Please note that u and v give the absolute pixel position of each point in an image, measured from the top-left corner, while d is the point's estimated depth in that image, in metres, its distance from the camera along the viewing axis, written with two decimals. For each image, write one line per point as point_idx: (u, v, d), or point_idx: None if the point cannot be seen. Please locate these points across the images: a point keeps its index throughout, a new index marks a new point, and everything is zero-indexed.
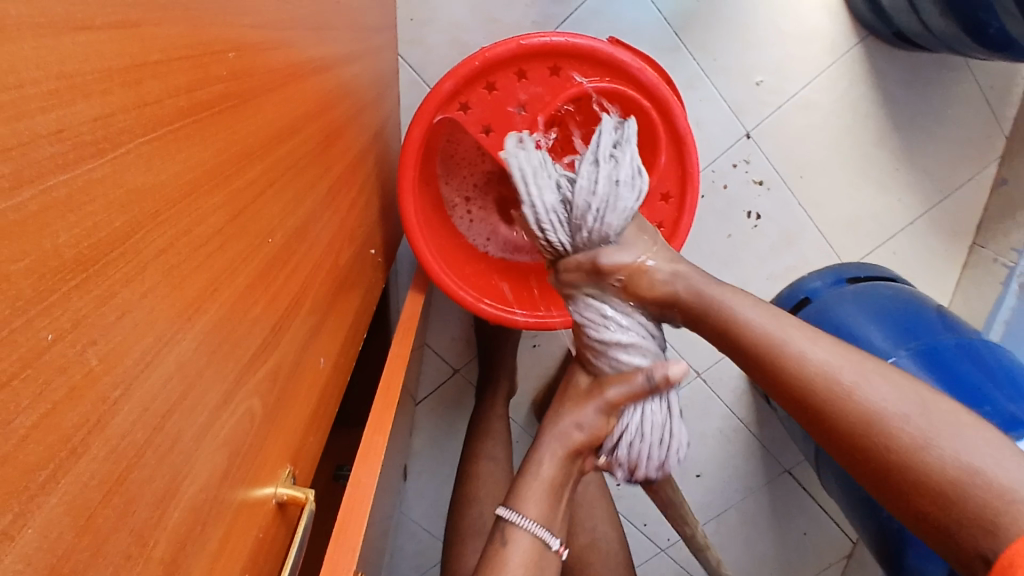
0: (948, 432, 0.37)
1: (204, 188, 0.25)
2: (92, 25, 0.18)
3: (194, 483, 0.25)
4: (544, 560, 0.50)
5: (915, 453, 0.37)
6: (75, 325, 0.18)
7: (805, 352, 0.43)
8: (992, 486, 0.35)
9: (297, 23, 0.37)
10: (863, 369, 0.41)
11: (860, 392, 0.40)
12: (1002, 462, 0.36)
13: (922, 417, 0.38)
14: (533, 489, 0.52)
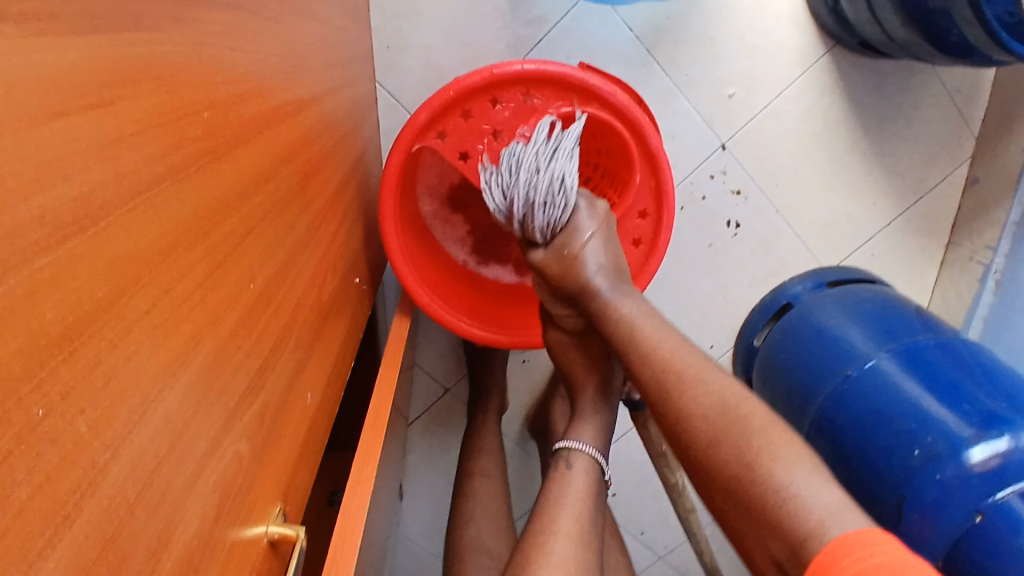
0: (749, 430, 0.43)
1: (183, 244, 0.27)
2: (67, 111, 0.19)
3: (187, 531, 0.26)
4: (598, 487, 0.56)
5: (711, 449, 0.44)
6: (65, 396, 0.19)
7: (660, 355, 0.49)
8: (777, 477, 0.40)
9: (270, 73, 0.38)
10: (700, 367, 0.47)
11: (694, 386, 0.46)
12: (795, 477, 0.40)
13: (721, 420, 0.44)
14: (585, 424, 0.59)
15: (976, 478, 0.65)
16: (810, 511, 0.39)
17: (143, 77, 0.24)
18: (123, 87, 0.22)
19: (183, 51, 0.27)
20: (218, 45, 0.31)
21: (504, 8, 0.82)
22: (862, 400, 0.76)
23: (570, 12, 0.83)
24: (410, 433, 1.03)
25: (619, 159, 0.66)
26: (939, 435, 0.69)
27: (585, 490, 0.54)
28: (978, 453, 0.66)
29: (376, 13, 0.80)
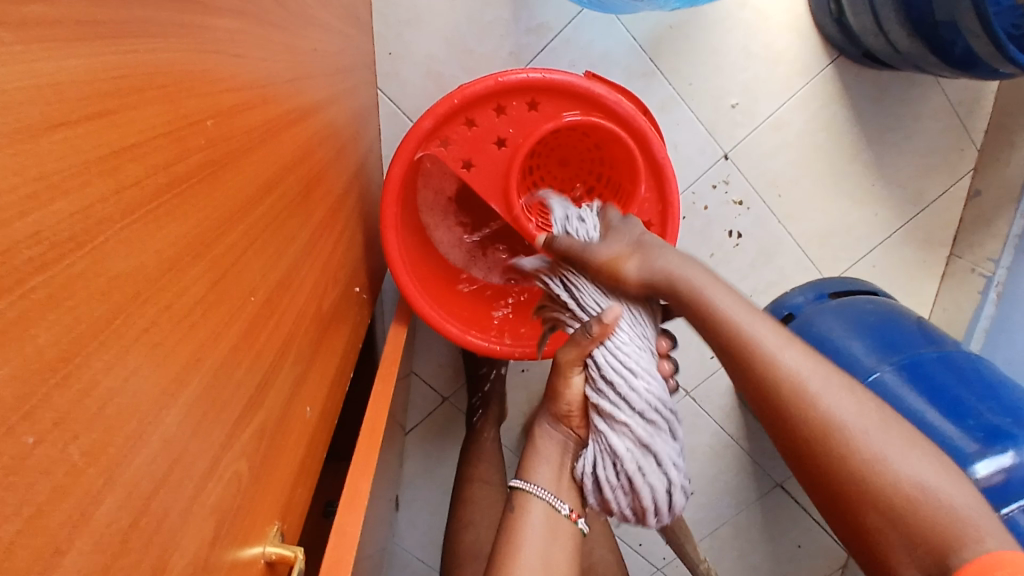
0: (893, 444, 0.40)
1: (185, 259, 0.25)
2: (71, 121, 0.18)
3: (185, 556, 0.25)
4: (558, 522, 0.49)
5: (866, 462, 0.39)
6: (58, 423, 0.18)
7: (775, 351, 0.44)
8: (952, 511, 0.37)
9: (273, 81, 0.37)
10: (821, 375, 0.43)
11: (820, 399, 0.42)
12: (930, 477, 0.39)
13: (870, 429, 0.40)
14: (541, 461, 0.52)
15: (980, 494, 0.64)
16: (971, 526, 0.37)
17: (149, 85, 0.23)
18: (130, 96, 0.21)
19: (188, 58, 0.26)
20: (223, 53, 0.30)
21: (507, 16, 0.81)
22: None
23: (574, 20, 0.82)
24: (407, 442, 1.02)
25: (624, 169, 0.65)
26: (944, 450, 0.68)
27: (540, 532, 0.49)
28: (982, 468, 0.65)
29: (378, 18, 0.79)
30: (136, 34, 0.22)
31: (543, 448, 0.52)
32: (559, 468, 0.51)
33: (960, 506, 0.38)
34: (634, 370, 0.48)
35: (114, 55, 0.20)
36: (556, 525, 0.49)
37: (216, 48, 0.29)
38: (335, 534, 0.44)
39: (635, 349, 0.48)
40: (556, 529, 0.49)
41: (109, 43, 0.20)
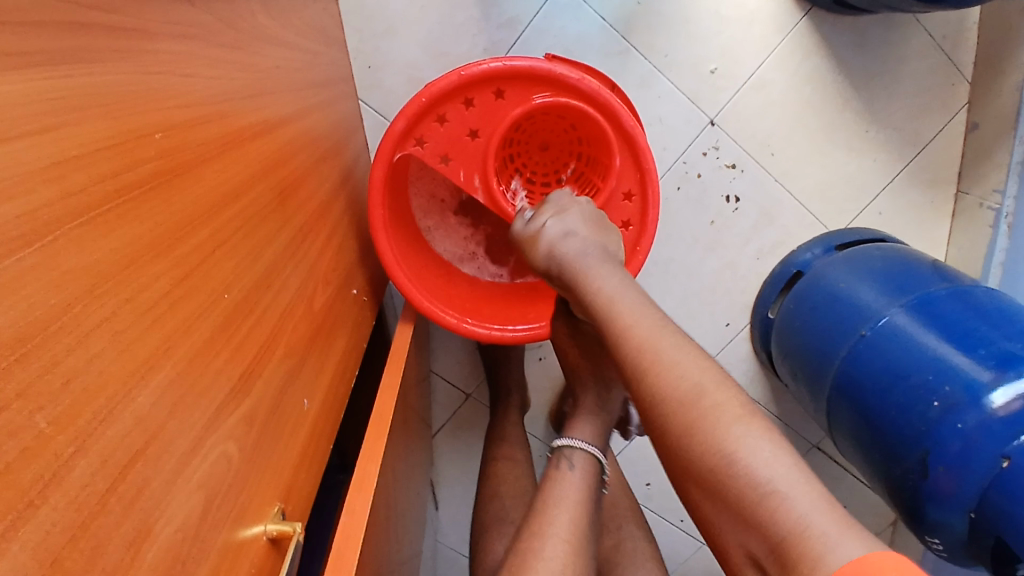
0: (736, 436, 0.43)
1: (143, 257, 0.28)
2: (9, 135, 0.21)
3: (171, 521, 0.28)
4: (594, 480, 0.57)
5: (709, 432, 0.43)
6: (23, 391, 0.20)
7: (666, 357, 0.47)
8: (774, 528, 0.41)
9: (229, 98, 0.40)
10: (687, 362, 0.46)
11: (675, 376, 0.46)
12: (770, 470, 0.41)
13: (724, 412, 0.44)
14: (585, 423, 0.61)
15: (998, 423, 0.63)
16: (814, 538, 0.38)
17: (87, 104, 0.26)
18: (65, 114, 0.24)
19: (129, 79, 0.29)
20: (168, 75, 0.33)
21: (476, 14, 0.83)
22: (877, 358, 0.75)
23: (542, 9, 0.84)
24: (436, 441, 1.04)
25: (599, 143, 0.67)
26: (956, 384, 0.67)
27: (582, 481, 0.56)
28: (1000, 397, 0.64)
29: (353, 35, 0.82)
30: (70, 60, 0.25)
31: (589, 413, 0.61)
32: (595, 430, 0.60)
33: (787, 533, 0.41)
34: None
35: (44, 79, 0.23)
36: (593, 484, 0.57)
37: (161, 70, 0.32)
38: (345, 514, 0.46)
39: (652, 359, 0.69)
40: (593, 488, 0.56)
41: (40, 69, 0.23)
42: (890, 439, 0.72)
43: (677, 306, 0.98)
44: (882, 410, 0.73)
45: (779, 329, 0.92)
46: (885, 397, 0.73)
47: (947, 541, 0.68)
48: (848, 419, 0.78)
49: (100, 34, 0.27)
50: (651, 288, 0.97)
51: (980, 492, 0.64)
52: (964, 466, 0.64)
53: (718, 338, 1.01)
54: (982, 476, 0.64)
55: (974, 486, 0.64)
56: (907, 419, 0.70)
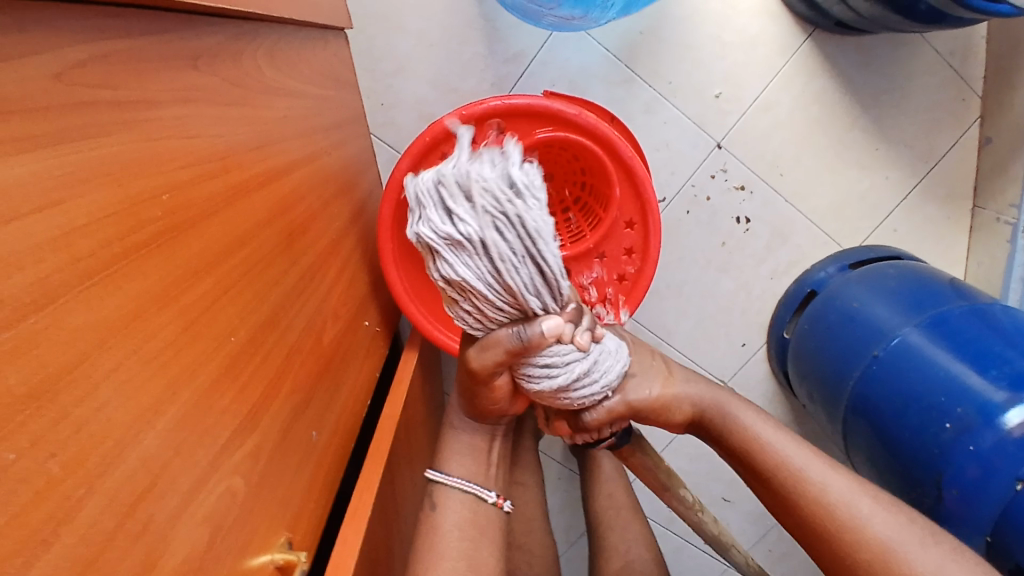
0: (847, 503, 0.45)
1: (148, 313, 0.31)
2: (20, 214, 0.24)
3: (175, 555, 0.30)
4: (483, 513, 0.55)
5: (818, 500, 0.45)
6: (35, 442, 0.23)
7: (733, 417, 0.51)
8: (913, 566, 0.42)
9: (235, 151, 0.43)
10: (761, 422, 0.50)
11: (760, 436, 0.49)
12: (883, 525, 0.44)
13: (849, 497, 0.45)
14: (457, 456, 0.57)
15: (1013, 444, 0.62)
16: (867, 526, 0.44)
17: (95, 175, 0.28)
18: (73, 187, 0.27)
19: (135, 148, 0.32)
20: (174, 139, 0.36)
21: (482, 50, 0.86)
22: (890, 379, 0.75)
23: (547, 42, 0.86)
24: None
25: (600, 175, 0.68)
26: (969, 405, 0.67)
27: (456, 515, 0.54)
28: (1015, 417, 0.63)
29: (365, 75, 0.85)
30: (76, 137, 0.28)
31: (455, 443, 0.57)
32: (470, 457, 0.57)
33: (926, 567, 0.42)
34: (503, 201, 0.33)
35: (55, 158, 0.26)
36: (480, 514, 0.55)
37: (165, 135, 0.35)
38: (338, 549, 0.48)
39: (524, 204, 0.34)
40: (474, 515, 0.55)
41: (51, 149, 0.26)
42: (904, 461, 0.71)
43: (691, 327, 0.98)
44: (896, 432, 0.72)
45: (795, 351, 0.91)
46: (899, 418, 0.72)
47: None
48: (863, 438, 0.77)
49: (107, 109, 0.30)
50: (663, 310, 0.98)
51: (997, 516, 0.62)
52: (974, 488, 0.64)
53: (733, 359, 1.00)
54: (998, 499, 0.63)
55: (988, 507, 0.63)
56: (920, 441, 0.69)
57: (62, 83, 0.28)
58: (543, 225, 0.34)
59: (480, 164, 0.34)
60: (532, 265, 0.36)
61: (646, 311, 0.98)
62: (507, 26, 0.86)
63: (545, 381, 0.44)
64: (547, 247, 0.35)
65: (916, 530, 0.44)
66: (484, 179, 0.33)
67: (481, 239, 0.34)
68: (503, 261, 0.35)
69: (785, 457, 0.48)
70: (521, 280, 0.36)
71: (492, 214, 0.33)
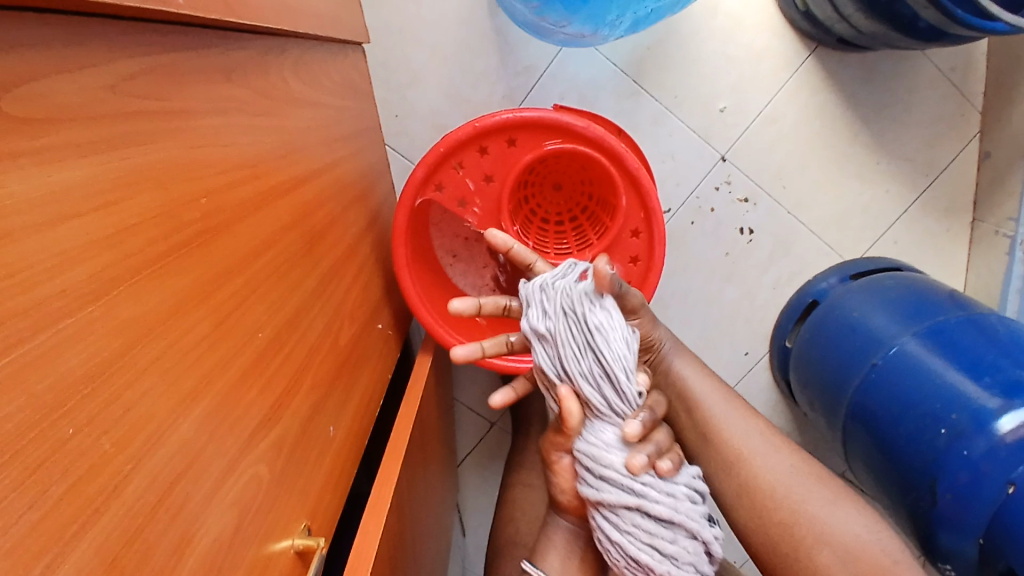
0: (791, 481, 0.55)
1: (186, 307, 0.33)
2: (79, 211, 0.26)
3: (209, 533, 0.32)
4: None
5: (767, 476, 0.56)
6: (91, 419, 0.25)
7: (722, 420, 0.59)
8: (830, 519, 0.53)
9: (262, 158, 0.45)
10: (734, 414, 0.60)
11: (733, 437, 0.58)
12: (820, 499, 0.54)
13: (791, 470, 0.56)
14: (552, 549, 0.59)
15: (1006, 449, 0.64)
16: (803, 501, 0.54)
17: (141, 178, 0.31)
18: (122, 189, 0.29)
19: (176, 155, 0.34)
20: (210, 146, 0.38)
21: (494, 63, 0.89)
22: (888, 386, 0.76)
23: (556, 57, 0.89)
24: (462, 468, 1.07)
25: (607, 185, 0.71)
26: (963, 412, 0.68)
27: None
28: (1008, 423, 0.65)
29: (380, 86, 0.88)
30: (126, 143, 0.30)
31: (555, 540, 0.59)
32: (564, 554, 0.59)
33: (843, 520, 0.53)
34: (587, 316, 0.50)
35: (108, 162, 0.29)
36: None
37: (202, 142, 0.37)
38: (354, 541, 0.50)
39: (598, 316, 0.50)
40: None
41: (105, 153, 0.29)
42: (901, 466, 0.72)
43: (695, 336, 1.00)
44: (893, 438, 0.74)
45: (797, 359, 0.93)
46: (896, 424, 0.74)
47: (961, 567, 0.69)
48: (862, 444, 0.79)
49: (152, 117, 0.33)
50: (668, 318, 1.00)
51: (990, 519, 0.64)
52: (970, 493, 0.66)
53: (736, 367, 1.02)
54: (990, 503, 0.64)
55: (983, 511, 0.65)
56: (916, 447, 0.71)
57: (115, 94, 0.30)
58: (606, 339, 0.49)
59: (574, 282, 0.52)
60: (592, 365, 0.50)
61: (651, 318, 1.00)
62: (518, 40, 0.88)
63: (589, 488, 0.52)
64: (608, 352, 0.49)
65: (839, 494, 0.55)
66: (569, 287, 0.52)
67: (556, 329, 0.50)
68: (569, 356, 0.50)
69: (712, 409, 0.60)
70: (584, 374, 0.50)
71: (576, 319, 0.50)
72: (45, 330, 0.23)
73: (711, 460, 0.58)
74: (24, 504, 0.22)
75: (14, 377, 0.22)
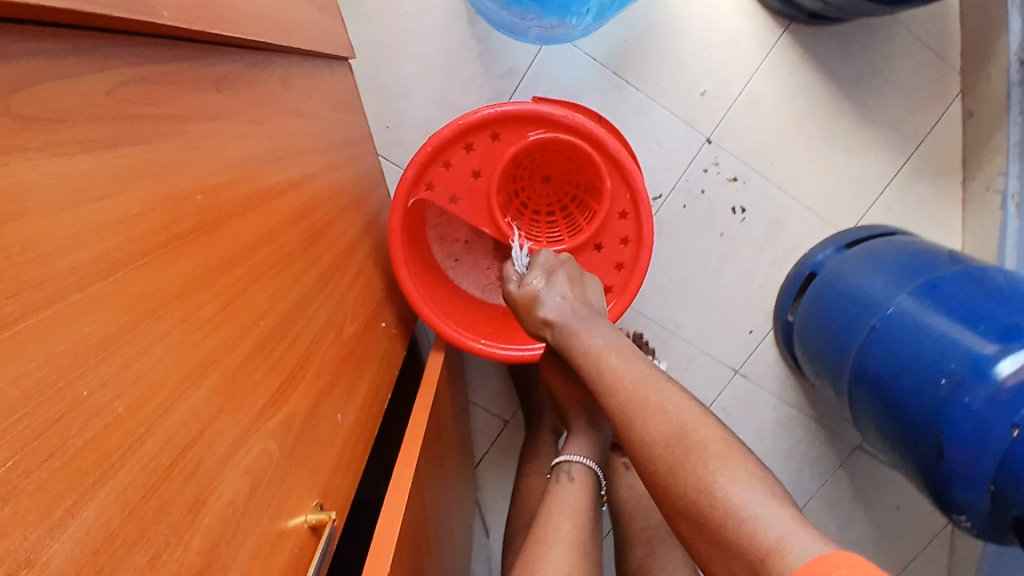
0: (691, 441, 0.49)
1: (189, 290, 0.36)
2: (82, 200, 0.29)
3: (222, 497, 0.34)
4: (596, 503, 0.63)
5: (661, 437, 0.50)
6: (103, 384, 0.28)
7: (621, 381, 0.55)
8: (719, 481, 0.46)
9: (254, 161, 0.48)
10: (636, 372, 0.56)
11: (634, 397, 0.54)
12: (714, 460, 0.47)
13: (683, 431, 0.50)
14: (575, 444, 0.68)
15: (1007, 394, 0.65)
16: (695, 460, 0.48)
17: (138, 173, 0.34)
18: (122, 182, 0.32)
19: (170, 154, 0.37)
20: (203, 148, 0.41)
21: (478, 68, 0.92)
22: (887, 346, 0.78)
23: (537, 57, 0.92)
24: (479, 469, 1.08)
25: (592, 170, 0.73)
26: (962, 361, 0.69)
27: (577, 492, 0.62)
28: (1007, 368, 0.66)
29: (370, 100, 0.92)
30: (123, 143, 0.33)
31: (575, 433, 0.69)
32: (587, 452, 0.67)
33: (734, 483, 0.46)
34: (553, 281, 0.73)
35: (106, 157, 0.31)
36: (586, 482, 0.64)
37: (195, 144, 0.40)
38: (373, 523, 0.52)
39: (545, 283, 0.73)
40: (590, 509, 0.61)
41: (104, 150, 0.31)
42: (907, 422, 0.73)
43: (697, 318, 1.02)
44: (897, 395, 0.75)
45: (800, 331, 0.94)
46: (898, 381, 0.75)
47: (973, 516, 0.70)
48: (869, 406, 0.80)
49: (147, 121, 0.36)
50: (669, 303, 1.01)
51: (997, 464, 0.66)
52: (973, 440, 0.67)
53: (742, 346, 1.03)
54: (995, 448, 0.66)
55: (990, 457, 0.66)
56: (918, 401, 0.72)
57: (111, 98, 0.33)
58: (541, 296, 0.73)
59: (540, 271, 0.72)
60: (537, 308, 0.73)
61: (653, 304, 1.01)
62: (499, 45, 0.92)
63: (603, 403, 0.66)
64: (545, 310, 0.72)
65: (733, 452, 0.48)
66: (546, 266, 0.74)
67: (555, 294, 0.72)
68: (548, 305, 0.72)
69: (629, 379, 0.55)
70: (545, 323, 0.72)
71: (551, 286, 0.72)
72: (59, 301, 0.26)
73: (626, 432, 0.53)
74: (44, 453, 0.24)
75: (33, 340, 0.24)
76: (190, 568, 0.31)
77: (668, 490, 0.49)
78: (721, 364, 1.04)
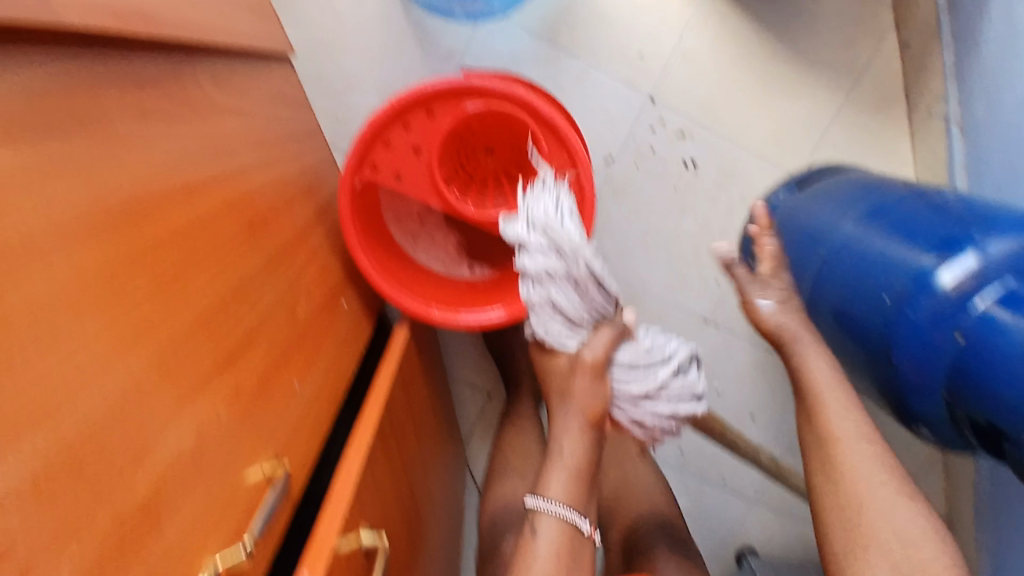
0: (850, 446, 0.56)
1: (124, 264, 0.39)
2: (0, 180, 0.32)
3: (166, 450, 0.37)
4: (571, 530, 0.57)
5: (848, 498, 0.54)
6: (39, 341, 0.31)
7: (812, 372, 0.60)
8: (871, 524, 0.52)
9: (186, 151, 0.51)
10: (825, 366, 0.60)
11: (830, 414, 0.58)
12: (872, 483, 0.54)
13: (851, 417, 0.57)
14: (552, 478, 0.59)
15: (950, 303, 0.66)
16: (852, 474, 0.54)
17: (60, 159, 0.37)
18: (44, 167, 0.35)
19: (93, 143, 0.40)
20: (129, 139, 0.44)
21: (418, 54, 0.95)
22: (839, 273, 0.79)
23: (474, 36, 0.95)
24: (469, 444, 1.11)
25: (530, 135, 0.76)
26: (906, 277, 0.71)
27: (552, 544, 0.56)
28: (947, 277, 0.67)
29: (318, 96, 0.95)
30: (41, 132, 0.36)
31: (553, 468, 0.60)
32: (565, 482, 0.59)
33: (899, 519, 0.52)
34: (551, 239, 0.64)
35: (25, 144, 0.34)
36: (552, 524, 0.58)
37: (121, 135, 0.43)
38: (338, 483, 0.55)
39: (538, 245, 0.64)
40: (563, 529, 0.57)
41: (20, 138, 0.34)
42: (867, 342, 0.76)
43: (662, 274, 1.04)
44: (854, 318, 0.77)
45: None
46: (853, 305, 0.77)
47: (934, 426, 0.72)
48: (831, 334, 0.82)
49: (66, 113, 0.39)
50: (633, 262, 1.04)
51: (947, 373, 0.67)
52: (928, 350, 0.68)
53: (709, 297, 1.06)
54: (945, 356, 0.67)
55: (941, 366, 0.68)
56: (873, 321, 0.74)
57: (24, 92, 0.36)
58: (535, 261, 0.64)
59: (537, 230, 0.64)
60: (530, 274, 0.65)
61: (617, 265, 1.04)
62: (436, 29, 0.94)
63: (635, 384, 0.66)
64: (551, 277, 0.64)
65: (862, 424, 0.57)
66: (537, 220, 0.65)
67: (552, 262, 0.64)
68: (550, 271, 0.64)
69: (824, 387, 0.59)
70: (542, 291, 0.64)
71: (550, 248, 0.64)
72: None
73: (820, 457, 0.57)
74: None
75: None
76: (136, 510, 0.34)
77: (842, 491, 0.54)
78: (691, 317, 1.06)
